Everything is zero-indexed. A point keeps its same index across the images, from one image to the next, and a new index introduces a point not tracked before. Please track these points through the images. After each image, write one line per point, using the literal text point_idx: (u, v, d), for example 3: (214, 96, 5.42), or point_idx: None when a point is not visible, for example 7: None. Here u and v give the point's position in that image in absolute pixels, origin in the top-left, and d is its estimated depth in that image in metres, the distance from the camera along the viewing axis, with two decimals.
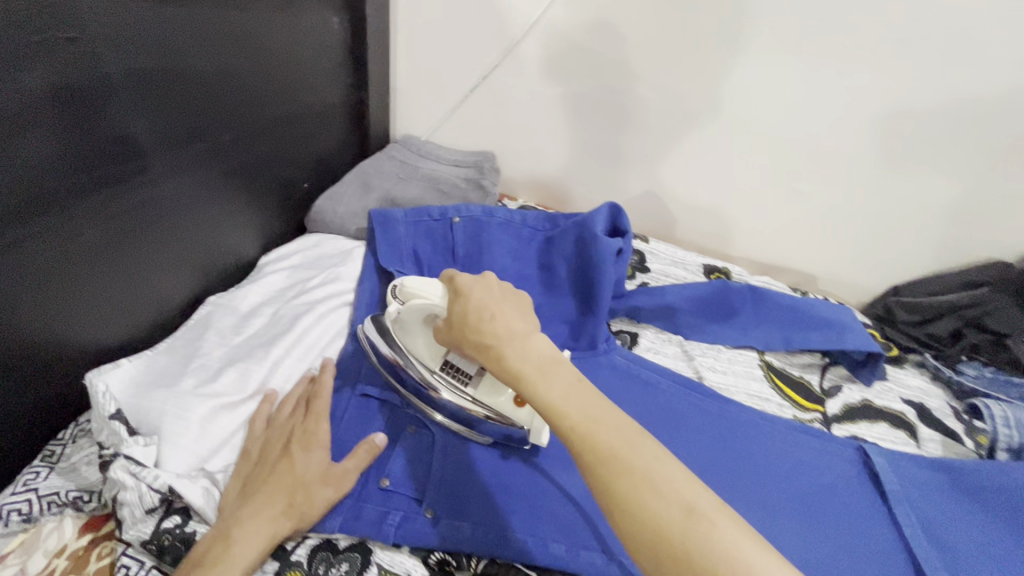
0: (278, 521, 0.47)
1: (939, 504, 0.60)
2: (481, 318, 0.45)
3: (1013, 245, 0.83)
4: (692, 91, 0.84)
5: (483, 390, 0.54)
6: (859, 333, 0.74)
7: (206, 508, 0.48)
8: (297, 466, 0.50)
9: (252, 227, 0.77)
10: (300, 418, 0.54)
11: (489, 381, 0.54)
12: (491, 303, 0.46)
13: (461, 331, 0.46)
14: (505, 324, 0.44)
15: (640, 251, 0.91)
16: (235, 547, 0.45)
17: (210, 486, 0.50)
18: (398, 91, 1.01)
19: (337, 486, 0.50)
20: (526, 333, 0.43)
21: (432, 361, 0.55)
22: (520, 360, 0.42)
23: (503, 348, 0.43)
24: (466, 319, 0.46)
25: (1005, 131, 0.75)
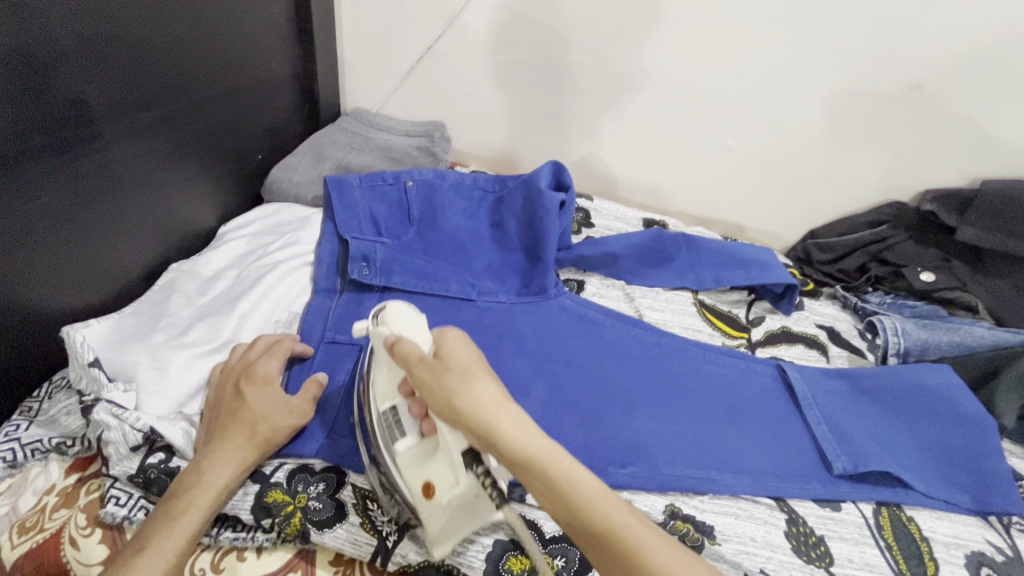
0: (243, 453, 0.50)
1: (841, 404, 0.69)
2: (467, 380, 0.46)
3: (909, 188, 0.93)
4: (625, 55, 0.90)
5: (411, 461, 0.49)
6: (777, 269, 0.82)
7: (186, 447, 0.52)
8: (253, 398, 0.53)
9: (207, 197, 0.78)
10: (249, 357, 0.57)
11: (420, 451, 0.49)
12: (473, 366, 0.47)
13: (439, 383, 0.46)
14: (486, 394, 0.45)
15: (585, 209, 0.98)
16: (207, 478, 0.48)
17: (189, 427, 0.54)
18: (346, 63, 1.03)
19: (295, 414, 0.55)
20: (521, 413, 0.45)
21: (383, 401, 0.52)
22: (523, 438, 0.43)
23: (507, 430, 0.43)
24: (450, 374, 0.46)
25: (896, 81, 0.84)
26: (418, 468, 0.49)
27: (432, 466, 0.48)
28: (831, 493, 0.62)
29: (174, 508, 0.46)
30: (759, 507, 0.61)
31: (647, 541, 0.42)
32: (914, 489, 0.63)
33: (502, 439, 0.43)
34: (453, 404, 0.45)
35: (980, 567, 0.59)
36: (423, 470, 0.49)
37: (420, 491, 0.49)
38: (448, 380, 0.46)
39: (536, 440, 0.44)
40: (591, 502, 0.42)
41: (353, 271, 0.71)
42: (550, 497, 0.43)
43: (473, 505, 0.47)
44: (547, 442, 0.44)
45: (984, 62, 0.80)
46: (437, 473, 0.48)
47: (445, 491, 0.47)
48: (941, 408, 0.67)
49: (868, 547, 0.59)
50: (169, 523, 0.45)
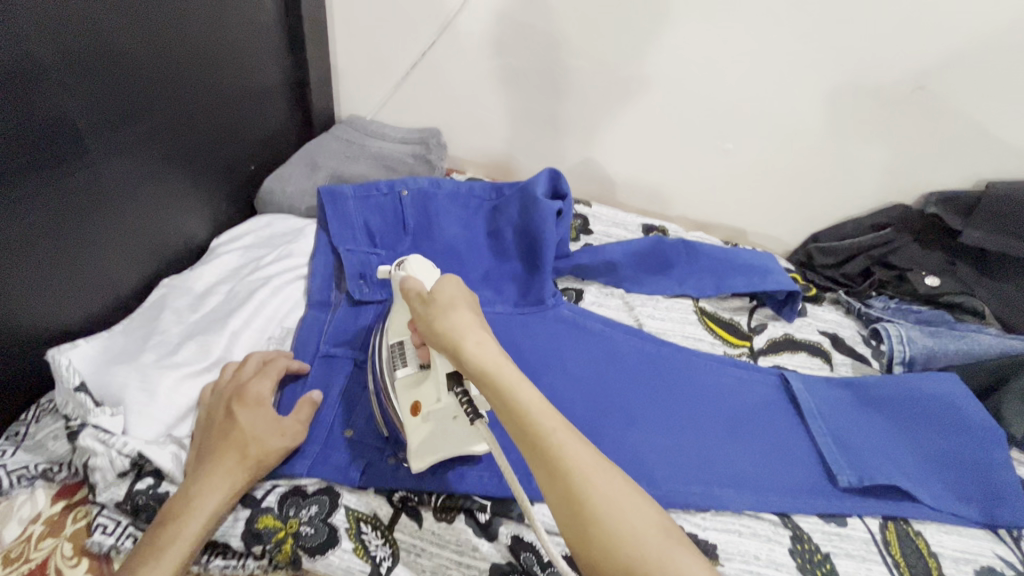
0: (233, 478, 0.49)
1: (846, 416, 0.68)
2: (448, 306, 0.48)
3: (912, 190, 0.92)
4: (622, 59, 0.89)
5: (407, 384, 0.53)
6: (779, 276, 0.81)
7: (175, 471, 0.52)
8: (244, 421, 0.52)
9: (198, 210, 0.77)
10: (241, 378, 0.56)
11: (414, 376, 0.52)
12: (457, 296, 0.49)
13: (424, 308, 0.49)
14: (459, 320, 0.46)
15: (583, 215, 0.97)
16: (197, 504, 0.47)
17: (178, 450, 0.53)
18: (339, 70, 1.02)
19: (287, 437, 0.54)
20: (489, 335, 0.46)
21: (394, 335, 0.56)
22: (486, 360, 0.44)
23: (472, 349, 0.44)
24: (435, 301, 0.49)
25: (898, 82, 0.82)
26: (411, 391, 0.52)
27: (421, 391, 0.51)
28: (837, 508, 0.61)
29: (160, 537, 0.45)
30: (762, 524, 0.60)
31: (576, 453, 0.41)
32: (922, 503, 0.61)
33: (467, 355, 0.44)
34: (433, 323, 0.47)
35: None
36: (415, 392, 0.52)
37: (409, 409, 0.52)
38: (433, 308, 0.48)
39: (500, 361, 0.44)
40: (529, 411, 0.42)
41: (353, 290, 0.69)
42: (493, 399, 0.43)
43: (451, 425, 0.50)
44: (510, 365, 0.44)
45: (988, 61, 0.78)
46: (424, 395, 0.51)
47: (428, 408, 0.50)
48: (948, 419, 0.66)
49: (875, 564, 0.57)
50: (155, 553, 0.44)
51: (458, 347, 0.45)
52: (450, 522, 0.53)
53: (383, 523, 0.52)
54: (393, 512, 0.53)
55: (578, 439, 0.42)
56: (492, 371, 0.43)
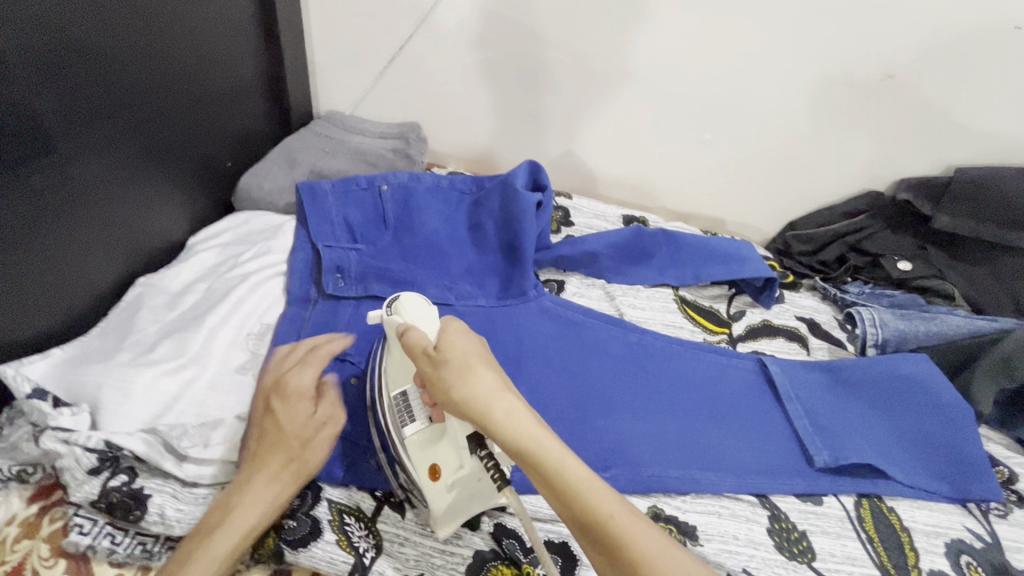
0: (276, 477, 0.49)
1: (821, 397, 0.69)
2: (464, 372, 0.46)
3: (884, 178, 0.94)
4: (601, 51, 0.89)
5: (420, 443, 0.50)
6: (756, 263, 0.82)
7: (149, 454, 0.51)
8: (284, 416, 0.51)
9: (175, 208, 0.76)
10: (284, 370, 0.55)
11: (426, 435, 0.50)
12: (471, 357, 0.47)
13: (437, 374, 0.46)
14: (482, 387, 0.45)
15: (564, 207, 0.97)
16: (236, 508, 0.47)
17: (150, 438, 0.52)
18: (316, 65, 1.01)
19: (330, 426, 0.52)
20: (518, 403, 0.44)
21: (394, 387, 0.53)
22: (517, 432, 0.43)
23: (501, 418, 0.43)
24: (448, 364, 0.46)
25: (870, 71, 0.84)
26: (425, 453, 0.50)
27: (438, 453, 0.49)
28: (812, 487, 0.62)
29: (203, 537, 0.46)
30: (741, 504, 0.61)
31: (638, 535, 0.41)
32: (894, 480, 0.63)
33: (496, 427, 0.43)
34: (451, 392, 0.45)
35: (959, 554, 0.59)
36: (429, 453, 0.50)
37: (426, 474, 0.50)
38: (448, 374, 0.46)
39: (532, 431, 0.43)
40: (581, 492, 0.41)
41: (327, 285, 0.70)
42: (538, 478, 0.43)
43: (477, 485, 0.49)
44: (540, 432, 0.43)
45: (955, 50, 0.80)
46: (443, 456, 0.49)
47: (450, 474, 0.48)
48: (919, 398, 0.68)
49: (850, 540, 0.59)
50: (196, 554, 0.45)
51: (487, 421, 0.43)
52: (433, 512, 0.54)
53: (365, 515, 0.53)
54: (376, 505, 0.54)
55: (633, 514, 0.42)
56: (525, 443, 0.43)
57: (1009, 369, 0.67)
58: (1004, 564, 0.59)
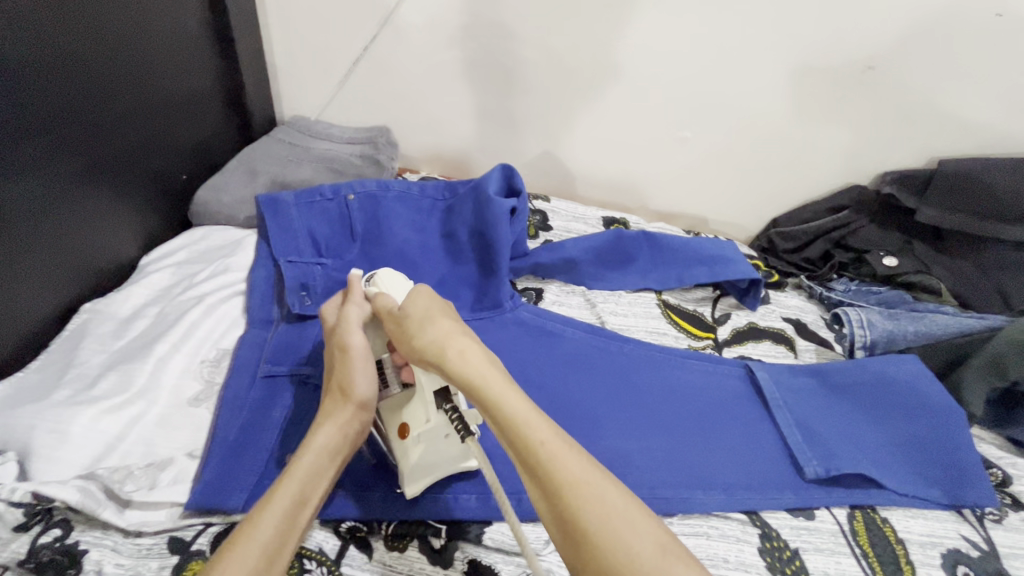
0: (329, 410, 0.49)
1: (811, 404, 0.67)
2: (425, 319, 0.46)
3: (867, 171, 0.91)
4: (574, 48, 0.86)
5: (391, 406, 0.53)
6: (740, 264, 0.80)
7: (87, 505, 0.46)
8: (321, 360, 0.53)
9: (125, 226, 0.72)
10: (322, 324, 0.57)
11: (397, 398, 0.52)
12: (434, 307, 0.47)
13: (401, 323, 0.48)
14: (438, 329, 0.44)
15: (542, 211, 0.94)
16: (308, 441, 0.47)
17: (88, 485, 0.47)
18: (277, 69, 0.96)
19: (349, 347, 0.51)
20: (475, 345, 0.43)
21: None
22: (466, 368, 0.41)
23: (452, 356, 0.42)
24: (413, 314, 0.47)
25: (849, 63, 0.81)
26: (395, 413, 0.52)
27: (408, 411, 0.51)
28: (803, 500, 0.60)
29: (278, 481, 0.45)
30: (730, 523, 0.58)
31: (578, 474, 0.37)
32: (887, 489, 0.61)
33: (447, 363, 0.42)
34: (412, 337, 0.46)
35: (956, 565, 0.57)
36: (399, 412, 0.52)
37: (397, 433, 0.52)
38: (411, 321, 0.47)
39: (483, 366, 0.41)
40: (516, 421, 0.38)
41: (293, 303, 0.65)
42: (485, 415, 0.40)
43: (443, 442, 0.51)
44: (491, 369, 0.41)
45: (936, 40, 0.78)
46: (411, 414, 0.51)
47: (416, 429, 0.50)
48: (910, 401, 0.66)
49: (843, 557, 0.57)
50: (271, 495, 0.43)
51: (440, 357, 0.43)
52: (402, 551, 0.51)
53: (328, 558, 0.49)
54: (341, 544, 0.50)
55: (570, 448, 0.38)
56: (473, 378, 0.41)
57: (1001, 370, 0.65)
58: (1002, 574, 0.57)
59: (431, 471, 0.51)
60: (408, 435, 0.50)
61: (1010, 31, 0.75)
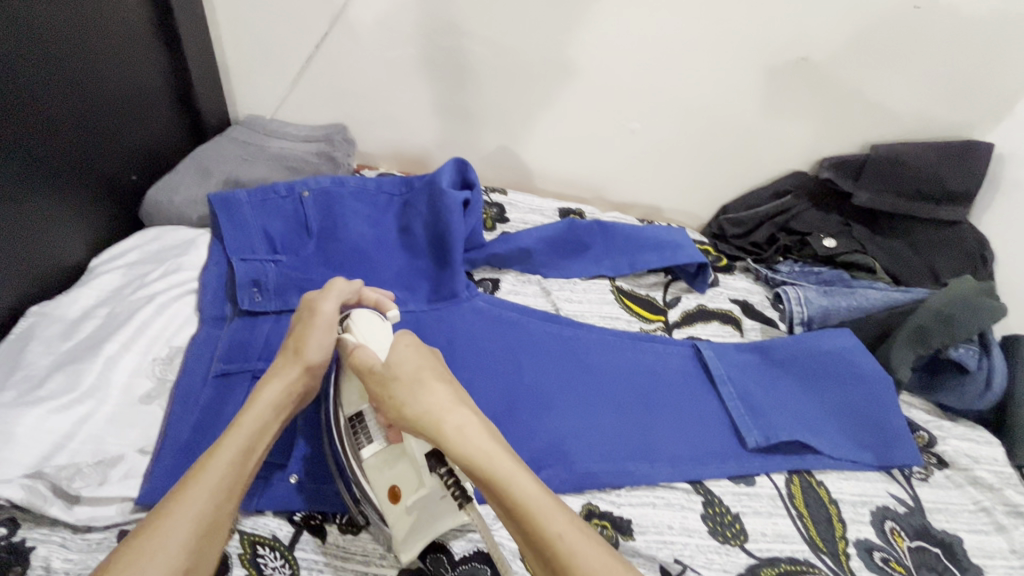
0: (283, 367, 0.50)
1: (753, 378, 0.70)
2: (415, 388, 0.46)
3: (808, 158, 0.96)
4: (523, 43, 0.88)
5: (375, 466, 0.51)
6: (688, 249, 0.83)
7: (30, 503, 0.47)
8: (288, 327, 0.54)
9: (72, 228, 0.71)
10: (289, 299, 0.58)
11: (383, 456, 0.51)
12: (425, 374, 0.47)
13: (387, 393, 0.47)
14: (433, 402, 0.45)
15: (499, 203, 0.96)
16: (257, 394, 0.48)
17: (33, 484, 0.49)
18: (228, 68, 0.95)
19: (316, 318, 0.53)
20: (471, 418, 0.44)
21: (349, 408, 0.53)
22: (467, 446, 0.42)
23: (451, 433, 0.43)
24: (401, 381, 0.47)
25: (785, 55, 0.85)
26: (383, 477, 0.50)
27: (395, 472, 0.50)
28: (745, 468, 0.63)
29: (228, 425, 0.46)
30: (676, 493, 0.61)
31: (582, 550, 0.39)
32: (822, 454, 0.65)
33: (445, 441, 0.43)
34: (404, 410, 0.45)
35: (884, 520, 0.61)
36: (388, 474, 0.50)
37: (387, 497, 0.50)
38: (400, 391, 0.46)
39: (484, 443, 0.42)
40: (525, 504, 0.40)
41: (242, 300, 0.65)
42: (490, 495, 0.41)
43: (438, 504, 0.50)
44: (490, 447, 0.42)
45: (863, 31, 0.82)
46: (404, 477, 0.50)
47: (411, 494, 0.49)
48: (845, 372, 0.70)
49: (781, 518, 0.60)
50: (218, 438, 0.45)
51: (439, 435, 0.43)
52: (356, 534, 0.53)
53: (282, 544, 0.51)
54: (294, 531, 0.52)
55: (581, 530, 0.40)
56: (475, 458, 0.42)
57: (924, 339, 0.69)
58: (925, 526, 0.61)
59: (424, 534, 0.50)
60: (400, 499, 0.49)
61: (930, 22, 0.80)
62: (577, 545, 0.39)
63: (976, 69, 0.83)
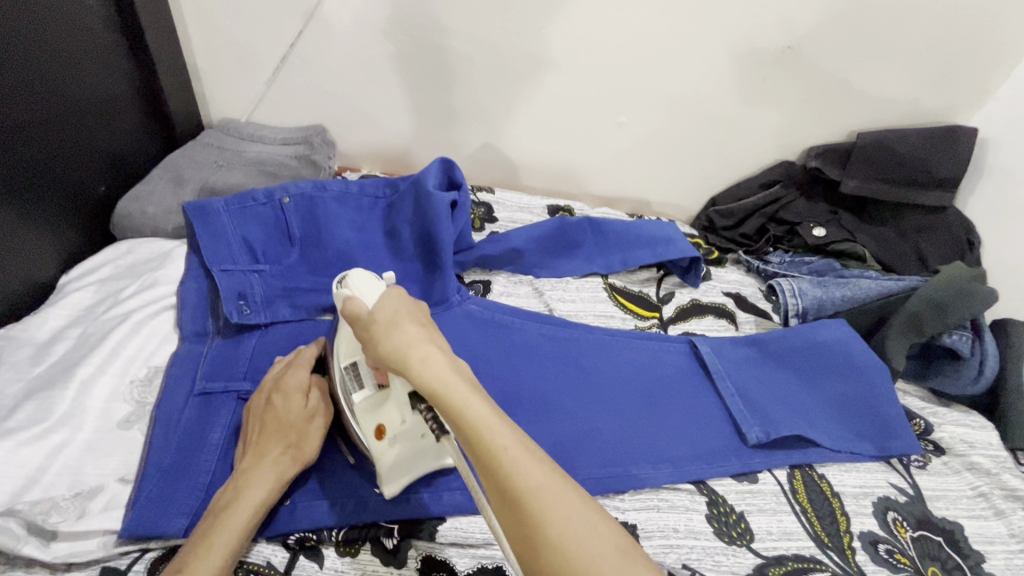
0: (278, 465, 0.50)
1: (752, 374, 0.70)
2: (389, 325, 0.44)
3: (795, 147, 0.95)
4: (505, 38, 0.85)
5: (366, 408, 0.51)
6: (680, 243, 0.82)
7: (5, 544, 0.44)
8: (284, 413, 0.52)
9: (38, 245, 0.67)
10: (278, 372, 0.56)
11: (373, 399, 0.51)
12: (403, 313, 0.45)
13: (364, 330, 0.46)
14: (404, 336, 0.43)
15: (486, 202, 0.94)
16: (247, 496, 0.48)
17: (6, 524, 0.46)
18: (198, 70, 0.91)
19: (321, 420, 0.54)
20: (440, 352, 0.42)
21: (344, 357, 0.54)
22: (433, 377, 0.40)
23: (415, 364, 0.41)
24: (377, 318, 0.45)
25: (770, 44, 0.84)
26: (370, 415, 0.51)
27: (383, 412, 0.50)
28: (748, 465, 0.63)
29: (214, 525, 0.46)
30: (679, 494, 0.60)
31: (529, 474, 0.36)
32: (823, 447, 0.65)
33: (411, 370, 0.41)
34: (378, 344, 0.44)
35: (886, 512, 0.61)
36: (376, 413, 0.51)
37: (373, 433, 0.51)
38: (374, 327, 0.45)
39: (448, 374, 0.40)
40: (479, 429, 0.38)
41: (229, 313, 0.63)
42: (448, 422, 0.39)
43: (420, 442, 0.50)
44: (454, 378, 0.40)
45: (848, 19, 0.81)
46: (388, 417, 0.50)
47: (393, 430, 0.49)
48: (843, 364, 0.69)
49: (785, 515, 0.60)
50: (203, 544, 0.45)
51: (402, 364, 0.41)
52: (355, 555, 0.51)
53: (277, 571, 0.49)
54: (290, 556, 0.51)
55: (529, 451, 0.38)
56: (434, 385, 0.40)
57: (919, 327, 0.70)
58: (927, 515, 0.62)
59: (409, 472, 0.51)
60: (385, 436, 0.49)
61: (914, 8, 0.79)
62: (525, 471, 0.36)
63: (959, 55, 0.83)
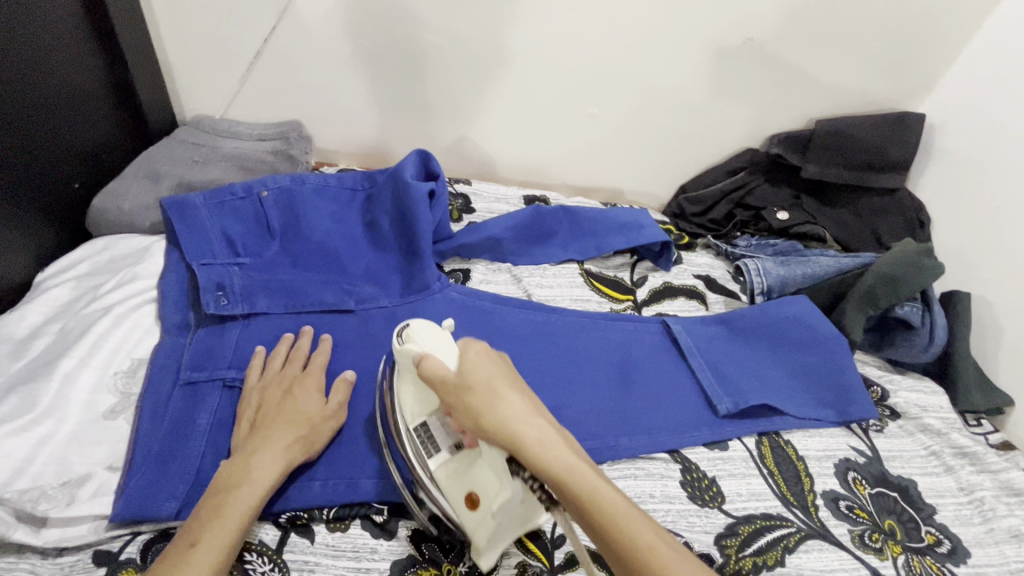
0: (290, 451, 0.52)
1: (723, 349, 0.73)
2: (491, 398, 0.44)
3: (758, 135, 1.00)
4: (477, 33, 0.87)
5: (449, 475, 0.51)
6: (652, 229, 0.85)
7: None
8: (303, 407, 0.55)
9: (13, 242, 0.67)
10: (293, 371, 0.59)
11: (455, 465, 0.51)
12: (501, 380, 0.45)
13: (459, 403, 0.45)
14: (511, 411, 0.43)
15: (464, 194, 0.96)
16: (258, 477, 0.49)
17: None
18: (170, 67, 0.91)
19: (335, 417, 0.57)
20: (551, 428, 0.44)
21: (411, 418, 0.53)
22: (554, 460, 0.42)
23: (533, 446, 0.42)
24: (475, 390, 0.44)
25: (732, 36, 0.88)
26: (457, 483, 0.50)
27: (471, 480, 0.49)
28: (718, 434, 0.66)
29: (223, 504, 0.47)
30: (654, 463, 0.64)
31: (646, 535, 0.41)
32: (787, 415, 0.69)
33: (528, 449, 0.42)
34: (483, 421, 0.43)
35: (846, 472, 0.65)
36: (463, 480, 0.50)
37: (464, 504, 0.50)
38: (473, 400, 0.44)
39: (567, 456, 0.42)
40: (599, 503, 0.41)
41: (208, 304, 0.63)
42: (567, 499, 0.42)
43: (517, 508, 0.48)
44: (574, 461, 0.42)
45: (803, 11, 0.85)
46: (479, 484, 0.49)
47: (490, 502, 0.48)
48: (806, 337, 0.73)
49: (753, 478, 0.63)
50: (213, 521, 0.46)
51: (517, 446, 0.42)
52: (345, 531, 0.54)
53: (269, 548, 0.51)
54: (281, 534, 0.53)
55: (641, 514, 0.42)
56: (558, 468, 0.41)
57: (874, 300, 0.73)
58: (883, 474, 0.66)
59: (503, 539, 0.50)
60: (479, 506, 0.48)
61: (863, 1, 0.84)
62: (643, 536, 0.41)
63: (906, 45, 0.88)
